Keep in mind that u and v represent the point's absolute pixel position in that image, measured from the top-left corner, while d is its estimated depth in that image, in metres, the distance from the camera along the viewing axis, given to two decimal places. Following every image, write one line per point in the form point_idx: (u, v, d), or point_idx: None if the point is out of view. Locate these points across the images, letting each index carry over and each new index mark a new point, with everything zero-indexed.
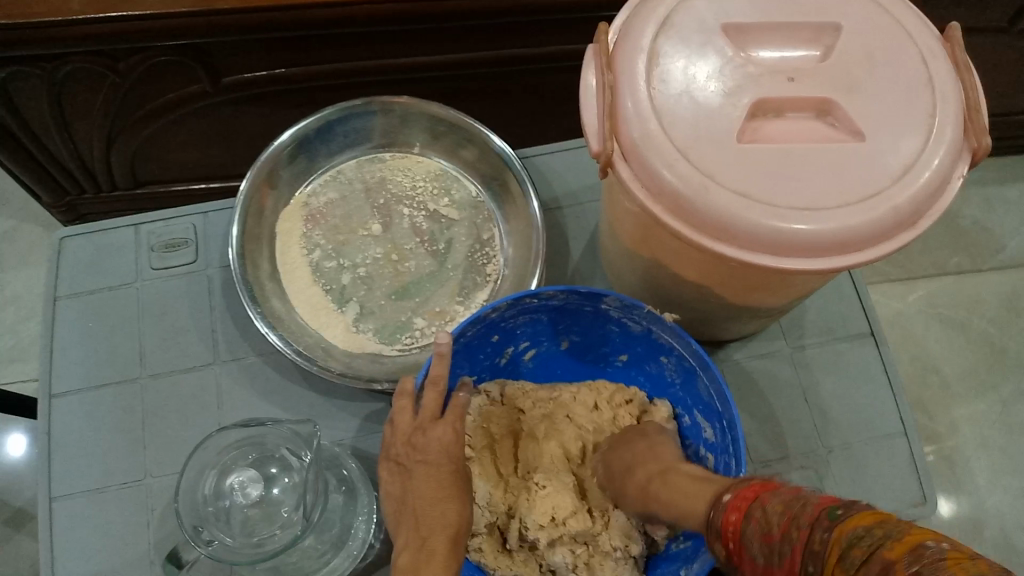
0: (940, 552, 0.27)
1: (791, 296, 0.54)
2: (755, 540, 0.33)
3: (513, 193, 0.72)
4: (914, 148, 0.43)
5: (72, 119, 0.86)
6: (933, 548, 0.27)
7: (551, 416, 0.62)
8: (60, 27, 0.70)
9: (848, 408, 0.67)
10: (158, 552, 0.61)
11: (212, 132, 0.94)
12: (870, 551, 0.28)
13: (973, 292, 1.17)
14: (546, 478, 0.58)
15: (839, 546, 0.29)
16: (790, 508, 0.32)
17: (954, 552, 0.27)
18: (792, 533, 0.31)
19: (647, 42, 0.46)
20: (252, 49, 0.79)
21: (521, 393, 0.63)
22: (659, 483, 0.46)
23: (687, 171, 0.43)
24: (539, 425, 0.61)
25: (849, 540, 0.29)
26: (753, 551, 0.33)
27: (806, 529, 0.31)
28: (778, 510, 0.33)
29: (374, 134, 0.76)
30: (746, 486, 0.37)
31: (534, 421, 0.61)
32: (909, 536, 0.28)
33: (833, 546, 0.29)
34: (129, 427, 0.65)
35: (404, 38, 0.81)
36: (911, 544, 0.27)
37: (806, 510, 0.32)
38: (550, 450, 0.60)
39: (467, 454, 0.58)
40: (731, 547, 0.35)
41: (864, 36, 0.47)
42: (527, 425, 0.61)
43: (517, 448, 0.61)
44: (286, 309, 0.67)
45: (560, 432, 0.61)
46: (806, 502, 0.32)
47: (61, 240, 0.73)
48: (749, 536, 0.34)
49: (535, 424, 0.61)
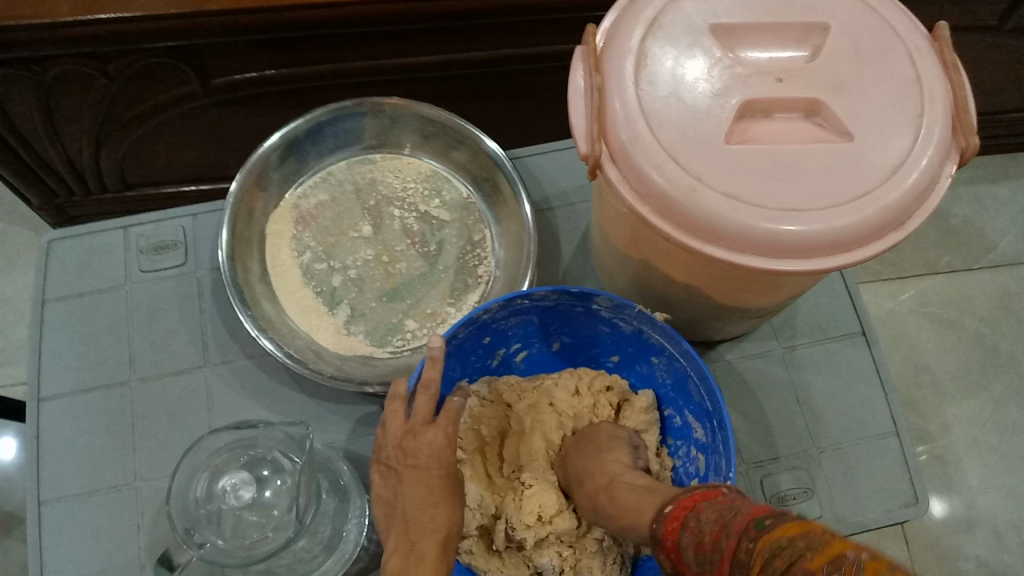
0: (858, 562, 0.28)
1: (781, 296, 0.54)
2: (690, 548, 0.35)
3: (504, 194, 0.72)
4: (903, 148, 0.43)
5: (61, 121, 0.86)
6: (851, 559, 0.28)
7: (535, 407, 0.61)
8: (46, 29, 0.69)
9: (840, 407, 0.67)
10: (148, 556, 0.61)
11: (201, 134, 0.94)
12: (791, 559, 0.29)
13: (964, 290, 1.18)
14: (532, 476, 0.58)
15: (762, 553, 0.31)
16: (722, 517, 0.34)
17: (871, 561, 0.28)
18: (722, 542, 0.33)
19: (635, 43, 0.46)
20: (240, 50, 0.78)
21: (507, 387, 0.62)
22: (605, 494, 0.48)
23: (676, 173, 0.43)
24: (525, 420, 0.61)
25: (772, 549, 0.30)
26: (687, 558, 0.35)
27: (735, 538, 0.33)
28: (711, 519, 0.35)
29: (364, 136, 0.75)
30: (688, 495, 0.39)
31: (521, 415, 0.61)
32: (829, 547, 0.29)
33: (757, 554, 0.31)
34: (118, 431, 0.65)
35: (394, 39, 0.81)
36: (831, 555, 0.28)
37: (736, 521, 0.33)
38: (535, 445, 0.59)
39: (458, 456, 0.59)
40: (671, 556, 0.37)
41: (852, 37, 0.47)
42: (515, 421, 0.61)
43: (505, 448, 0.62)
44: (277, 311, 0.67)
45: (542, 423, 0.60)
46: (738, 513, 0.34)
47: (48, 243, 0.72)
48: (685, 546, 0.36)
49: (522, 418, 0.61)
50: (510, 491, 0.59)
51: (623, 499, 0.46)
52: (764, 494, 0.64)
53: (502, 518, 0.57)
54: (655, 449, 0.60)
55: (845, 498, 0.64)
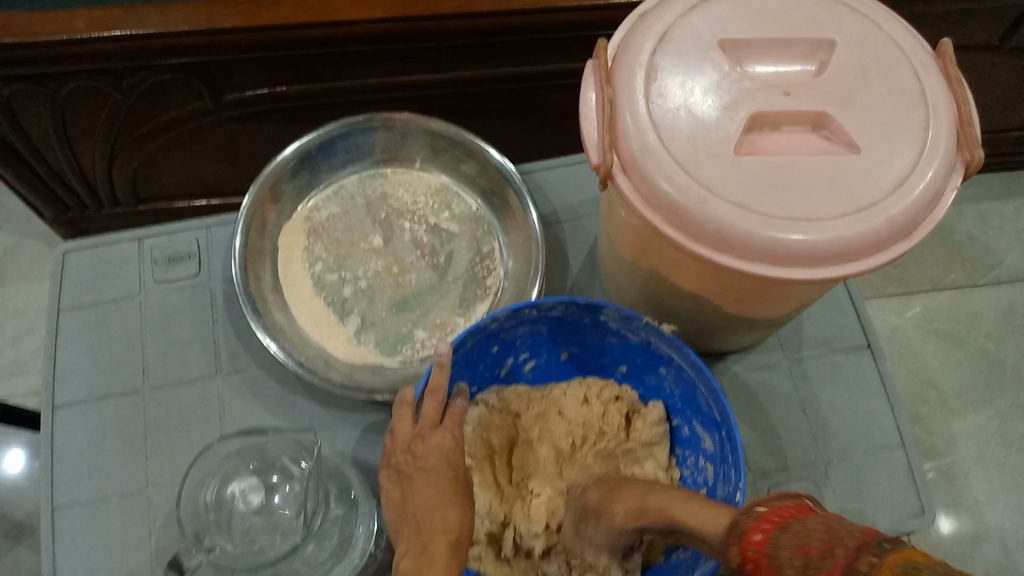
0: None
1: (790, 306, 0.55)
2: (787, 550, 0.31)
3: (513, 207, 0.73)
4: (908, 161, 0.44)
5: (77, 135, 0.87)
6: None
7: (543, 416, 0.62)
8: (65, 46, 0.71)
9: (846, 419, 0.68)
10: (159, 563, 0.61)
11: (214, 149, 0.95)
12: None
13: (969, 306, 1.18)
14: (540, 486, 0.58)
15: (893, 569, 0.27)
16: (832, 529, 0.31)
17: None
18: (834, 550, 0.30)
19: (645, 58, 0.47)
20: (255, 66, 0.80)
21: (515, 396, 0.63)
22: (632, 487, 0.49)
23: (685, 183, 0.44)
24: (533, 429, 0.61)
25: (906, 572, 0.27)
26: (782, 561, 0.31)
27: (850, 550, 0.29)
28: (820, 528, 0.31)
29: (375, 150, 0.77)
30: (782, 505, 0.34)
31: (529, 423, 0.61)
32: None
33: (885, 570, 0.27)
34: (130, 438, 0.66)
35: (406, 56, 0.82)
36: None
37: (851, 536, 0.30)
38: (544, 454, 0.60)
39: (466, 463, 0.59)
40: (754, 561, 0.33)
41: (857, 52, 0.48)
42: (523, 429, 0.62)
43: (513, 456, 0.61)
44: (289, 321, 0.68)
45: (550, 431, 0.61)
46: (850, 530, 0.31)
47: (65, 254, 0.73)
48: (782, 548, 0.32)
49: (530, 427, 0.61)
50: (517, 499, 0.59)
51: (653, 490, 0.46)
52: None
53: (511, 526, 0.58)
54: (663, 464, 0.60)
55: (852, 508, 0.64)
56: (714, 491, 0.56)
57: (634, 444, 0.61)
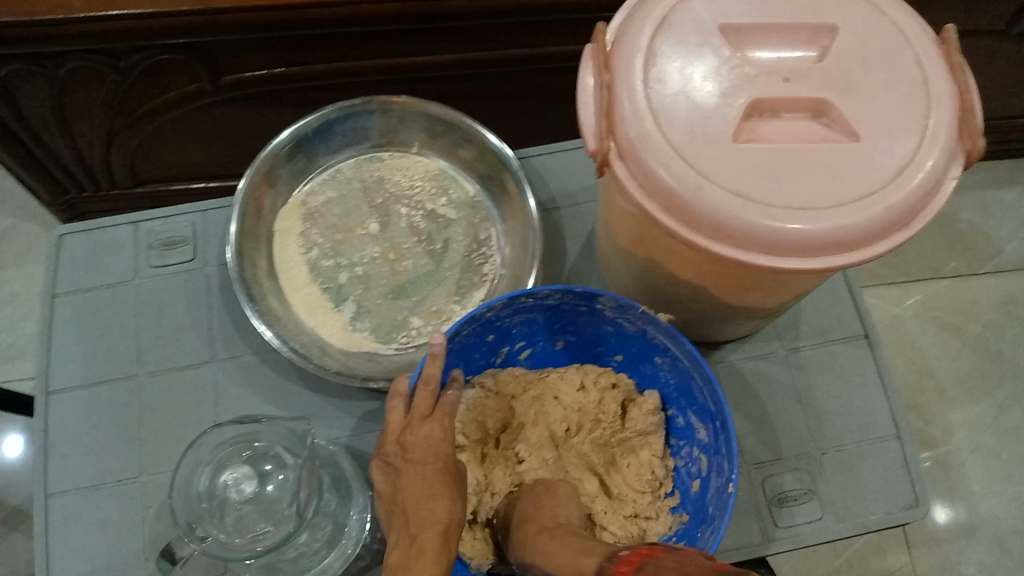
0: None
1: (787, 296, 0.54)
2: None
3: (510, 193, 0.72)
4: (909, 148, 0.43)
5: (73, 117, 0.87)
6: None
7: (539, 395, 0.62)
8: (59, 26, 0.70)
9: (843, 409, 0.67)
10: (152, 550, 0.61)
11: (211, 132, 0.94)
12: None
13: (970, 295, 1.17)
14: (527, 451, 0.59)
15: None
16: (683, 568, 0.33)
17: None
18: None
19: (644, 42, 0.46)
20: (251, 49, 0.79)
21: (511, 378, 0.63)
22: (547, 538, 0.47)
23: (682, 170, 0.43)
24: (529, 410, 0.61)
25: None
26: None
27: None
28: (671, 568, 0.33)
29: (372, 134, 0.76)
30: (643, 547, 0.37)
31: (524, 406, 0.61)
32: None
33: None
34: (123, 424, 0.65)
35: (404, 38, 0.81)
36: None
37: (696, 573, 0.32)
38: (536, 431, 0.60)
39: (458, 443, 0.59)
40: None
41: (860, 37, 0.47)
42: (518, 412, 0.61)
43: (504, 433, 0.61)
44: (283, 306, 0.68)
45: (546, 415, 0.61)
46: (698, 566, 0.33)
47: (59, 237, 0.73)
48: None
49: (525, 409, 0.61)
50: (505, 466, 0.59)
51: (555, 549, 0.45)
52: (764, 495, 0.64)
53: (488, 493, 0.58)
54: (658, 453, 0.60)
55: (846, 499, 0.64)
56: (707, 483, 0.56)
57: (628, 434, 0.61)
